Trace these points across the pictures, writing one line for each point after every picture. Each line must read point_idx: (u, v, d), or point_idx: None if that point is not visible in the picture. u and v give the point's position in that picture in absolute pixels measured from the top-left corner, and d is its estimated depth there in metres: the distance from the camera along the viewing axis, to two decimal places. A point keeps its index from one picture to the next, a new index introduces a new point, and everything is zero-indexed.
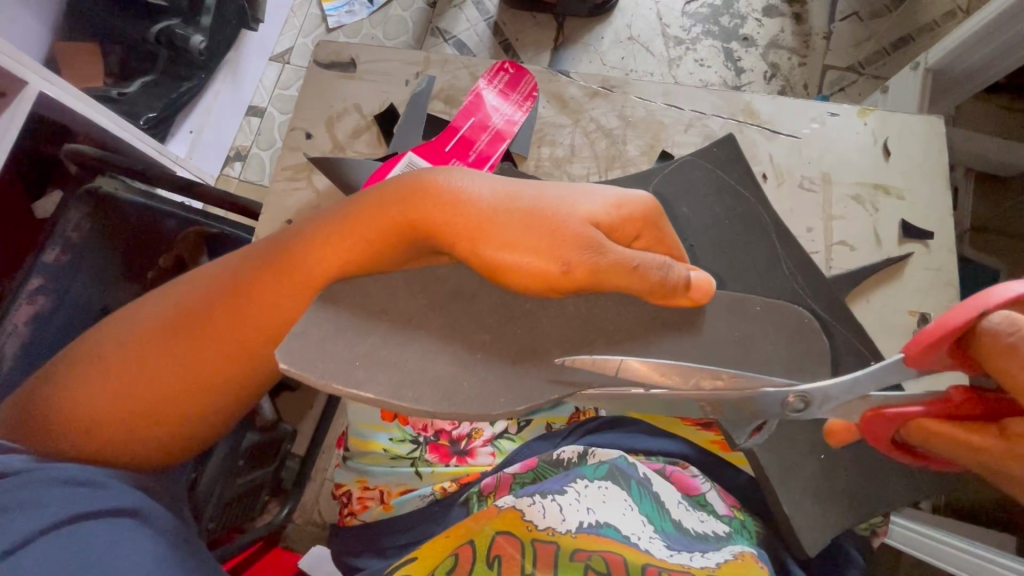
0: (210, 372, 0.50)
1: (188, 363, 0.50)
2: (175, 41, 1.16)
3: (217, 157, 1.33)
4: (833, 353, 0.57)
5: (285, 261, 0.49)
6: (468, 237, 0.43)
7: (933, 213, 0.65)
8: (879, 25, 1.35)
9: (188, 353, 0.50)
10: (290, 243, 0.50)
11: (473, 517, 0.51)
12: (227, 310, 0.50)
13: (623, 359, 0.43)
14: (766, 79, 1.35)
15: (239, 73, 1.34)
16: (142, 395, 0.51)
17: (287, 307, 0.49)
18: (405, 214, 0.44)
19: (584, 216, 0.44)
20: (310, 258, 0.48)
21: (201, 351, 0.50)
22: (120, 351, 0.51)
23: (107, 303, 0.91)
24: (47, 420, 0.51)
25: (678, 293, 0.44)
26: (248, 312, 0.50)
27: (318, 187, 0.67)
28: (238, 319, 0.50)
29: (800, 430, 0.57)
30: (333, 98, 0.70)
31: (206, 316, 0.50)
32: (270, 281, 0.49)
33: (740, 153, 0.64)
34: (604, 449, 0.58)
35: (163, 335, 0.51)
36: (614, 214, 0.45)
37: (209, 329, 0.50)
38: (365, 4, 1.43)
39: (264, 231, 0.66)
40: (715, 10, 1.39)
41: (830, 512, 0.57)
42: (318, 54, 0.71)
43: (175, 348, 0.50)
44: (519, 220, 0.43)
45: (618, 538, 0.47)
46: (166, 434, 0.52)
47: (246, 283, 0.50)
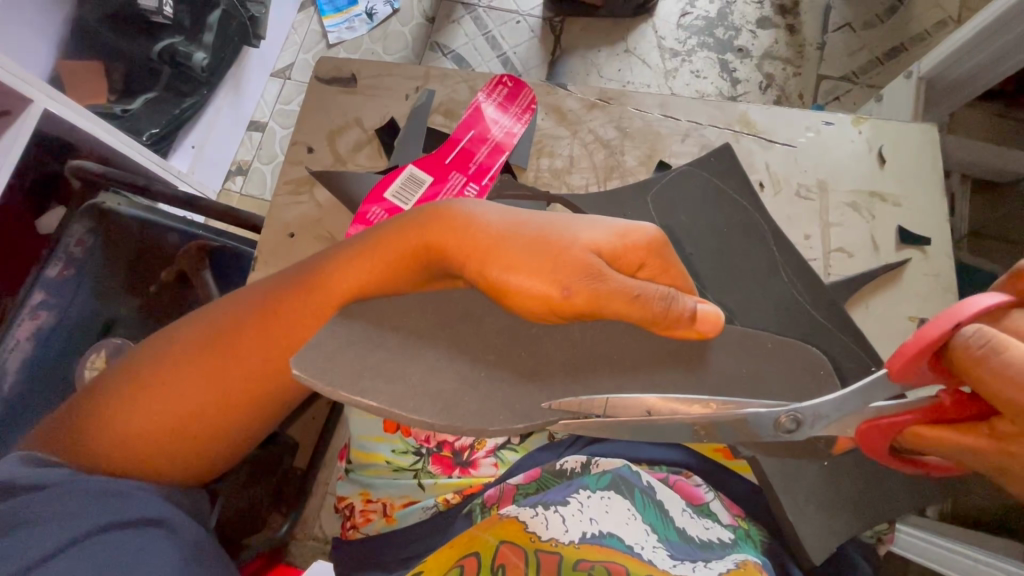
0: (230, 393, 0.50)
1: (215, 382, 0.50)
2: (178, 59, 1.19)
3: (218, 173, 1.35)
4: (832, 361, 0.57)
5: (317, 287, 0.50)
6: (476, 260, 0.44)
7: (930, 221, 0.66)
8: (871, 35, 1.38)
9: (210, 372, 0.51)
10: (317, 265, 0.51)
11: (477, 528, 0.51)
12: (258, 331, 0.50)
13: (622, 390, 0.43)
14: (761, 89, 1.37)
15: (241, 89, 1.36)
16: (164, 413, 0.51)
17: (306, 329, 0.49)
18: (421, 240, 0.46)
19: (588, 244, 0.44)
20: (340, 283, 0.49)
21: (229, 372, 0.50)
22: (148, 365, 0.52)
23: (109, 318, 0.91)
24: (77, 432, 0.51)
25: (680, 320, 0.43)
26: (276, 332, 0.50)
27: (320, 200, 0.66)
28: (263, 339, 0.50)
29: None
30: (334, 113, 0.70)
31: (232, 336, 0.51)
32: (293, 303, 0.50)
33: (737, 163, 0.64)
34: (607, 459, 0.58)
35: (194, 352, 0.51)
36: (619, 241, 0.45)
37: (241, 350, 0.50)
38: (364, 21, 1.48)
39: (265, 243, 0.65)
40: (710, 22, 1.41)
41: (844, 522, 0.56)
42: (319, 69, 0.71)
43: (199, 366, 0.51)
44: (523, 245, 0.44)
45: (621, 548, 0.47)
46: (184, 455, 0.52)
47: (278, 304, 0.51)
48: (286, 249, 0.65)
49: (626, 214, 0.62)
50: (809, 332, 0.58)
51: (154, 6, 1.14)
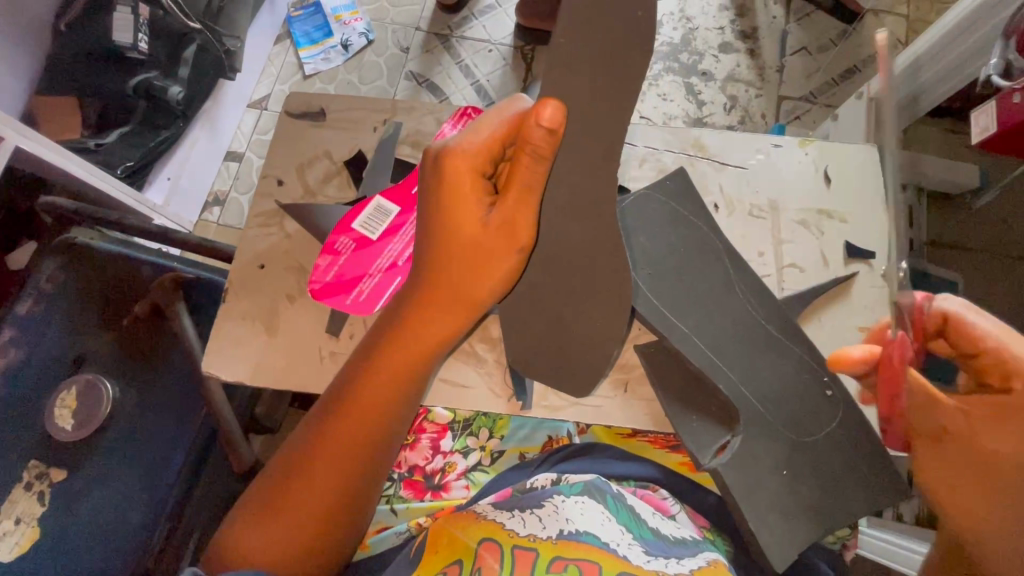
0: (346, 471, 0.55)
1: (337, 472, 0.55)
2: (153, 92, 1.20)
3: (195, 204, 1.39)
4: (782, 372, 0.60)
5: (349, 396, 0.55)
6: (458, 292, 0.54)
7: (876, 237, 0.69)
8: (826, 57, 1.45)
9: (324, 467, 0.55)
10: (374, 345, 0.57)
11: (459, 526, 0.53)
12: (351, 418, 0.55)
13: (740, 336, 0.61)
14: (726, 110, 1.42)
15: (216, 123, 1.39)
16: (300, 519, 0.54)
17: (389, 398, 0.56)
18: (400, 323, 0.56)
19: (476, 219, 0.52)
20: (371, 388, 0.55)
21: (318, 489, 0.55)
22: (250, 529, 0.55)
23: (82, 352, 0.90)
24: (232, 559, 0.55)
25: (543, 137, 0.48)
26: (363, 411, 0.55)
27: (289, 231, 0.67)
28: (355, 424, 0.55)
29: (762, 447, 0.58)
30: (303, 146, 0.71)
31: (331, 431, 0.55)
32: (371, 385, 0.56)
33: (691, 186, 0.67)
34: (575, 474, 0.60)
35: (286, 487, 0.55)
36: (460, 192, 0.51)
37: (317, 469, 0.55)
38: (340, 52, 1.52)
39: (235, 275, 0.65)
40: (674, 48, 1.48)
41: (808, 530, 0.57)
42: (289, 104, 0.73)
43: (313, 466, 0.55)
44: (468, 262, 0.53)
45: (597, 544, 0.49)
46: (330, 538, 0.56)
47: (326, 430, 0.55)
48: (255, 280, 0.65)
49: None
50: (764, 343, 0.61)
51: (129, 42, 1.15)
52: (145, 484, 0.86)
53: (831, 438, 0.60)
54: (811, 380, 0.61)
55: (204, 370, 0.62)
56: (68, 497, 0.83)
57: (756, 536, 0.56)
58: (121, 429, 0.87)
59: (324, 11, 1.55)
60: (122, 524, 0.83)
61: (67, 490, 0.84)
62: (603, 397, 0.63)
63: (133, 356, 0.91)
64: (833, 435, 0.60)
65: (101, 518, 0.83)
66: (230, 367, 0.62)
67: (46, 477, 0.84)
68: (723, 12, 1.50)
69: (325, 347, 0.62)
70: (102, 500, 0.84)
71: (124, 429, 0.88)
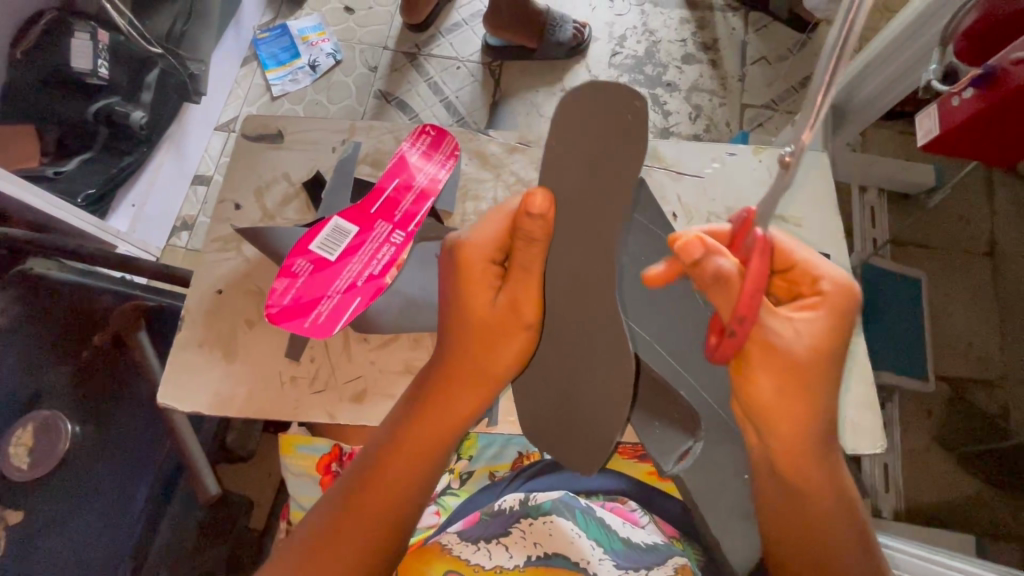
0: (377, 536, 0.52)
1: (367, 537, 0.51)
2: (115, 118, 1.18)
3: (161, 230, 1.37)
4: None
5: (387, 461, 0.53)
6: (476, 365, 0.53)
7: (829, 241, 0.71)
8: (785, 66, 1.50)
9: (354, 531, 0.51)
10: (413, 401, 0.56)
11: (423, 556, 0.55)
12: (387, 475, 0.53)
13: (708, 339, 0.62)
14: (691, 119, 1.45)
15: (182, 147, 1.38)
16: None
17: (429, 457, 0.54)
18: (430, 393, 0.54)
19: (486, 302, 0.51)
20: (409, 457, 0.53)
21: (347, 561, 0.50)
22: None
23: (39, 388, 0.87)
24: None
25: (535, 224, 0.46)
26: (399, 469, 0.53)
27: (248, 255, 0.66)
28: (391, 482, 0.53)
29: (727, 453, 0.58)
30: (261, 169, 0.71)
31: (364, 491, 0.52)
32: (410, 441, 0.54)
33: None
34: (543, 492, 0.59)
35: (310, 550, 0.51)
36: (468, 277, 0.51)
37: (349, 537, 0.51)
38: (308, 73, 1.52)
39: (192, 302, 0.64)
40: (639, 60, 1.51)
41: None
42: (245, 127, 0.72)
43: (343, 531, 0.51)
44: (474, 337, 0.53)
45: (568, 565, 0.52)
46: None
47: (358, 489, 0.53)
48: (211, 306, 0.64)
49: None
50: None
51: (88, 69, 1.13)
52: (108, 522, 0.82)
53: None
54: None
55: (159, 403, 0.60)
56: (25, 540, 0.80)
57: (721, 542, 0.57)
58: (82, 465, 0.84)
59: (291, 33, 1.55)
60: (84, 565, 0.80)
61: (24, 533, 0.80)
62: None
63: (93, 390, 0.88)
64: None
65: (62, 560, 0.80)
66: (186, 398, 0.60)
67: (1, 521, 0.80)
68: (684, 25, 1.55)
69: (286, 371, 0.61)
70: (63, 542, 0.80)
71: (84, 466, 0.84)
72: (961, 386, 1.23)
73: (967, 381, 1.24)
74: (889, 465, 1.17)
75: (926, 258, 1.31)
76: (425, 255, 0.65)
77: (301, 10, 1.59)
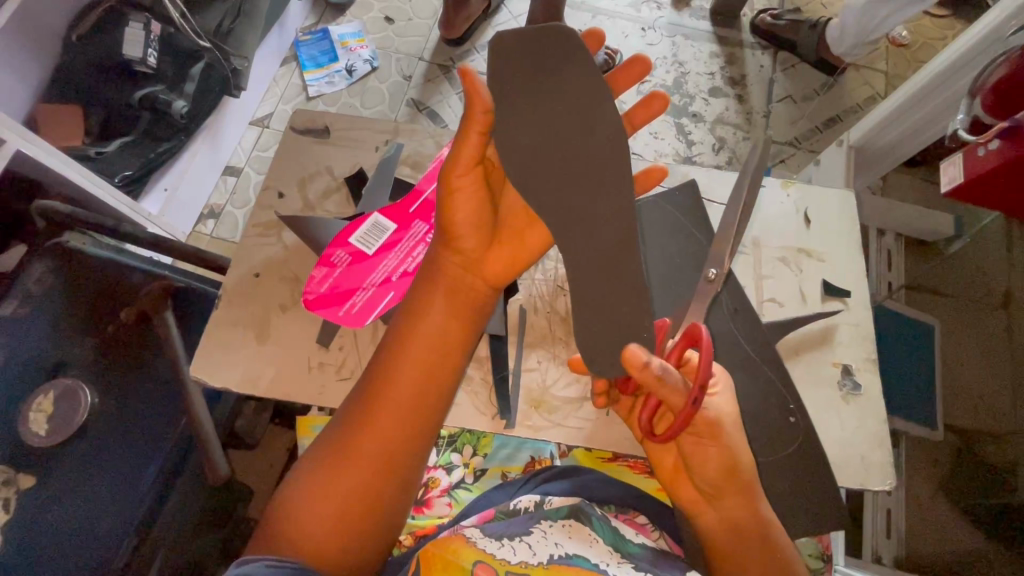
0: (416, 397, 0.52)
1: (407, 397, 0.51)
2: (157, 105, 1.21)
3: (189, 215, 1.40)
4: (749, 396, 0.64)
5: (390, 378, 0.52)
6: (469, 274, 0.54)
7: (852, 277, 0.73)
8: (810, 106, 1.54)
9: (394, 395, 0.51)
10: (428, 266, 0.56)
11: (447, 548, 0.51)
12: (416, 336, 0.53)
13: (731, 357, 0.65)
14: (714, 151, 1.48)
15: (218, 138, 1.42)
16: (382, 450, 0.50)
17: (447, 311, 0.53)
18: (428, 303, 0.54)
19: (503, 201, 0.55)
20: (415, 367, 0.52)
21: (385, 423, 0.51)
22: (292, 507, 0.49)
23: (62, 358, 0.89)
24: (295, 517, 0.49)
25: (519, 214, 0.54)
26: (427, 329, 0.53)
27: (287, 242, 0.68)
28: (420, 343, 0.53)
29: None
30: (306, 162, 0.73)
31: (400, 355, 0.53)
32: (432, 298, 0.54)
33: (677, 223, 0.72)
34: (561, 497, 0.60)
35: (358, 416, 0.51)
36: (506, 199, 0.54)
37: (366, 451, 0.50)
38: (344, 76, 1.57)
39: (229, 283, 0.66)
40: (667, 90, 1.54)
41: None
42: (294, 121, 0.75)
43: (384, 394, 0.51)
44: (509, 258, 0.54)
45: (587, 565, 0.50)
46: (403, 473, 0.51)
47: (392, 359, 0.53)
48: (247, 289, 0.65)
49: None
50: (740, 365, 0.65)
51: (139, 56, 1.17)
52: (118, 493, 0.83)
53: (788, 460, 0.63)
54: (778, 405, 0.64)
55: (192, 376, 0.62)
56: (32, 505, 0.81)
57: None
58: (97, 437, 0.86)
59: (331, 38, 1.61)
60: (87, 535, 0.81)
61: (33, 499, 0.81)
62: (585, 418, 0.64)
63: (115, 364, 0.90)
64: (793, 455, 0.63)
65: (68, 530, 0.80)
66: (214, 373, 0.62)
67: (14, 484, 0.81)
68: (714, 59, 1.58)
69: (314, 358, 0.63)
70: (69, 510, 0.81)
71: (100, 437, 0.86)
72: (970, 436, 1.22)
73: (976, 433, 1.22)
74: (892, 510, 1.17)
75: (940, 305, 1.33)
76: None
77: (344, 17, 1.65)
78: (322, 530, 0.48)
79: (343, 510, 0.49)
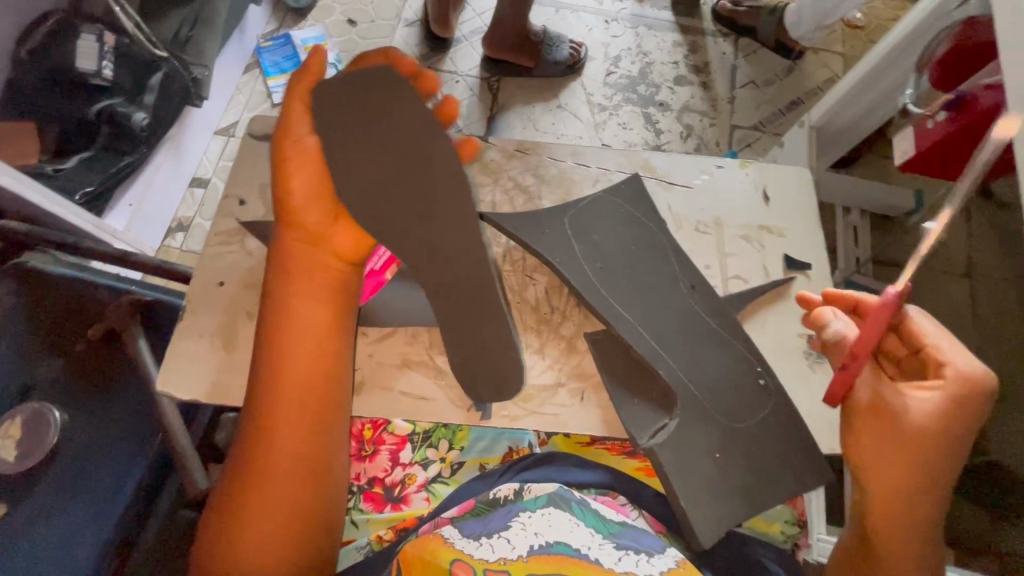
0: (308, 387, 0.58)
1: (297, 391, 0.58)
2: (117, 119, 1.18)
3: (157, 230, 1.38)
4: (718, 371, 0.65)
5: (274, 405, 0.57)
6: (319, 262, 0.60)
7: (811, 250, 0.75)
8: (772, 90, 1.57)
9: (288, 392, 0.57)
10: (284, 267, 0.60)
11: (425, 551, 0.51)
12: (291, 335, 0.58)
13: (698, 336, 0.65)
14: (682, 138, 1.50)
15: (181, 149, 1.40)
16: (295, 442, 0.57)
17: (319, 310, 0.60)
18: (298, 303, 0.59)
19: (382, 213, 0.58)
20: (300, 361, 0.58)
21: (286, 419, 0.57)
22: (231, 518, 0.55)
23: (29, 382, 0.87)
24: (237, 527, 0.54)
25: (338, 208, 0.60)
26: (303, 326, 0.59)
27: (251, 249, 0.67)
28: (298, 341, 0.59)
29: (700, 432, 0.61)
30: (266, 167, 0.73)
31: (285, 355, 0.58)
32: (304, 299, 0.59)
33: (636, 213, 0.71)
34: (538, 484, 0.61)
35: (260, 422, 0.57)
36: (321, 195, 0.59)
37: (271, 485, 0.55)
38: (309, 82, 1.55)
39: (194, 292, 0.65)
40: (633, 80, 1.56)
41: (740, 511, 0.59)
42: (252, 127, 0.74)
43: (281, 396, 0.57)
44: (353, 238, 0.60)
45: (569, 552, 0.51)
46: (323, 453, 0.58)
47: (279, 361, 0.58)
48: (213, 297, 0.65)
49: (544, 233, 0.67)
50: (705, 337, 0.66)
51: (94, 69, 1.13)
52: (96, 514, 0.82)
53: (765, 424, 0.63)
54: (745, 375, 0.65)
55: (159, 389, 0.61)
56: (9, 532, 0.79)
57: (690, 518, 0.58)
58: (70, 459, 0.84)
59: (294, 42, 1.59)
60: (64, 560, 0.79)
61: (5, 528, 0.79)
62: (559, 405, 0.65)
63: (84, 384, 0.88)
64: (767, 420, 0.63)
65: (43, 556, 0.78)
66: (182, 385, 0.61)
67: None
68: (677, 48, 1.61)
69: None
70: (48, 535, 0.80)
71: (76, 459, 0.84)
72: None
73: None
74: None
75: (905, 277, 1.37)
76: None
77: (306, 21, 1.63)
78: (266, 527, 0.55)
79: (283, 504, 0.55)
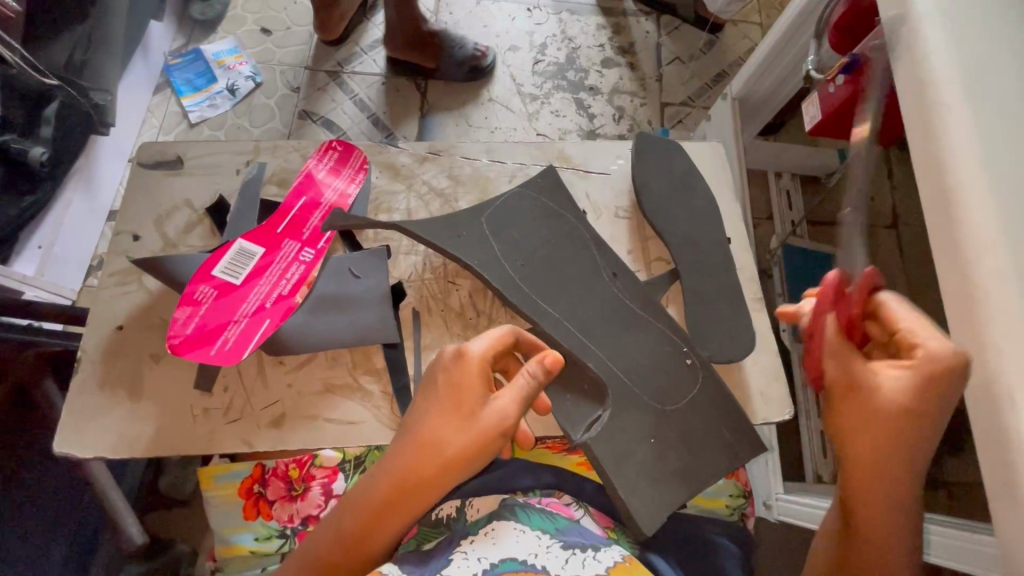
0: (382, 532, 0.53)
1: (372, 529, 0.53)
2: (12, 156, 1.07)
3: (76, 270, 1.30)
4: (644, 358, 0.65)
5: (354, 539, 0.53)
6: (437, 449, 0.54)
7: (729, 223, 0.76)
8: (698, 64, 1.59)
9: (363, 529, 0.53)
10: (426, 424, 0.55)
11: None
12: (396, 489, 0.53)
13: (622, 327, 0.66)
14: (615, 120, 1.51)
15: (93, 182, 1.31)
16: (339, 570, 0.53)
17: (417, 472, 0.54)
18: (414, 463, 0.54)
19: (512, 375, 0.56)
20: (388, 518, 0.53)
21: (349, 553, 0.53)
22: None
23: None
24: None
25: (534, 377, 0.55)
26: (404, 472, 0.53)
27: (150, 287, 0.65)
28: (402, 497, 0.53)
29: (628, 418, 0.62)
30: (161, 198, 0.69)
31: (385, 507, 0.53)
32: (410, 462, 0.54)
33: (554, 203, 0.70)
34: (481, 498, 0.62)
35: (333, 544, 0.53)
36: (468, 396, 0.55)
37: None
38: (227, 98, 1.47)
39: (91, 339, 0.62)
40: (561, 67, 1.55)
41: (676, 491, 0.61)
42: (140, 155, 0.69)
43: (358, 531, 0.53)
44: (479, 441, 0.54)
45: (516, 566, 0.50)
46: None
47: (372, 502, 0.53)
48: (113, 344, 0.62)
49: (461, 235, 0.66)
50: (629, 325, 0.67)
51: None
52: None
53: (694, 402, 0.65)
54: (673, 354, 0.66)
55: (57, 451, 0.58)
56: None
57: (627, 503, 0.59)
58: None
59: (205, 58, 1.50)
60: None
61: None
62: None
63: None
64: (697, 398, 0.65)
65: None
66: (87, 443, 0.59)
67: None
68: (601, 31, 1.60)
69: (196, 405, 0.61)
70: None
71: None
72: None
73: None
74: None
75: None
76: (338, 268, 0.66)
77: (216, 33, 1.55)
78: None
79: None
